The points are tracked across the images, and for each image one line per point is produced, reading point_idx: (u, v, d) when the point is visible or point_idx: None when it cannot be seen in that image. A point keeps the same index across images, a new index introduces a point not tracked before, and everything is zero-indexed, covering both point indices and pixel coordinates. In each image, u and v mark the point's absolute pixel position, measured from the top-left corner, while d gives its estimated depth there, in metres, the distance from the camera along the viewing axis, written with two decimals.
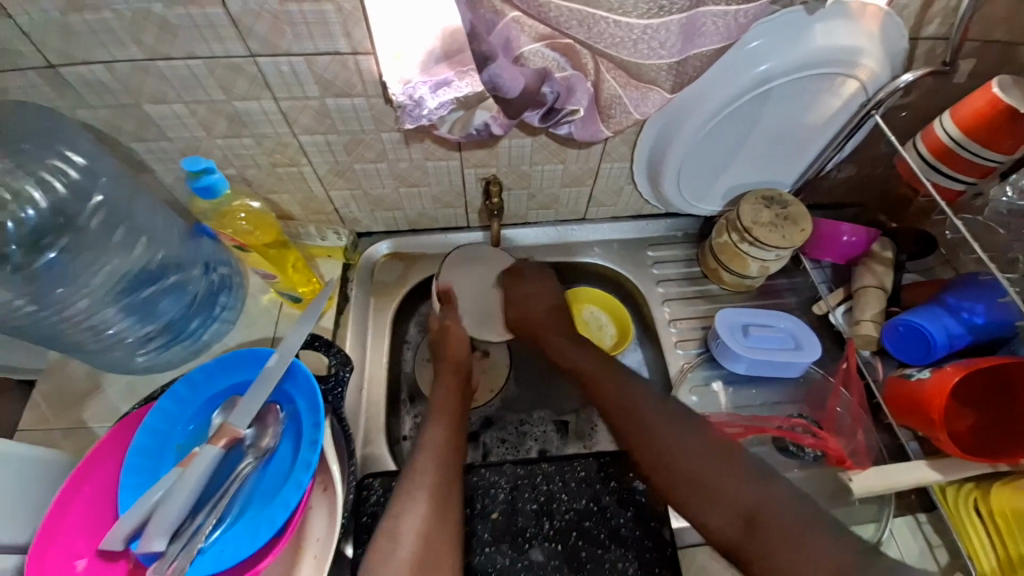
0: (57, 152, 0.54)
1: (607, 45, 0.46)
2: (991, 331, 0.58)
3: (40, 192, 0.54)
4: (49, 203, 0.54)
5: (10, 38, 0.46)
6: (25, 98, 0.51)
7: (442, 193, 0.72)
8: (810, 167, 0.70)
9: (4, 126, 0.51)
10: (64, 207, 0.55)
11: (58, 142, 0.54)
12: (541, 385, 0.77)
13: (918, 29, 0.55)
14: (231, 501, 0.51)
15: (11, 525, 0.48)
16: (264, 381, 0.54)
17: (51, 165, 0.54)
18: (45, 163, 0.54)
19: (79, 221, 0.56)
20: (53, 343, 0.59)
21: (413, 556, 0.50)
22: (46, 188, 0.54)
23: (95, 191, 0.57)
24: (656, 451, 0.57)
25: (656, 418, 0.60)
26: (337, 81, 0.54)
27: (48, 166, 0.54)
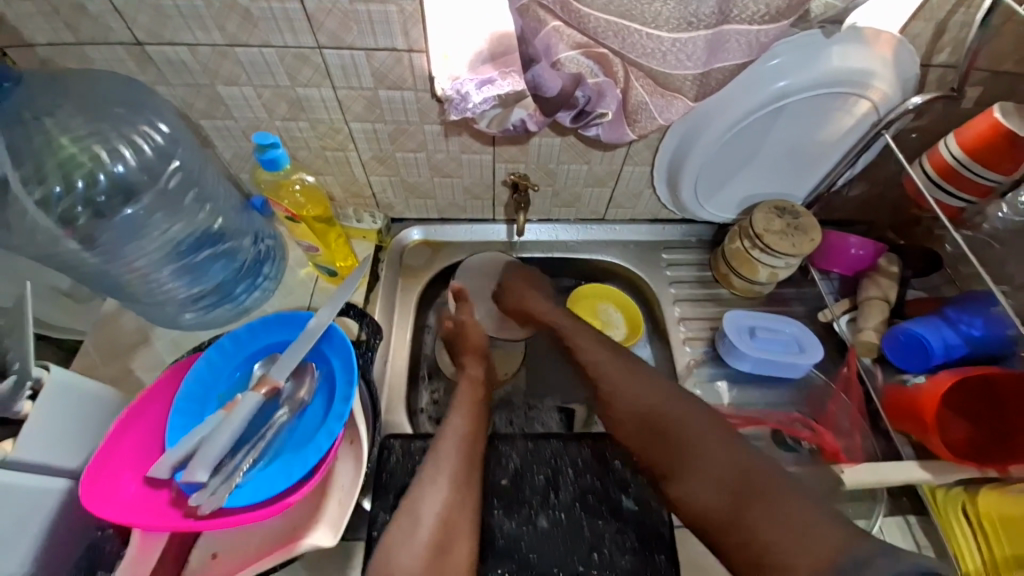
0: (147, 119, 0.61)
1: (638, 54, 0.51)
2: (990, 345, 0.61)
3: (129, 151, 0.60)
4: (138, 161, 0.61)
5: (106, 16, 0.52)
6: (116, 71, 0.58)
7: (473, 185, 0.77)
8: (822, 182, 0.74)
9: (98, 95, 0.58)
10: (149, 166, 0.61)
11: (143, 112, 0.60)
12: (545, 373, 0.81)
13: (930, 57, 0.59)
14: (266, 446, 0.56)
15: (69, 448, 0.52)
16: (305, 339, 0.59)
17: (141, 131, 0.60)
18: (136, 128, 0.60)
19: (157, 182, 0.62)
20: (116, 294, 0.66)
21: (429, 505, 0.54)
22: (136, 149, 0.60)
23: (175, 157, 0.63)
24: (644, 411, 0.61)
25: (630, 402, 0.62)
26: (391, 74, 0.59)
27: (138, 130, 0.60)
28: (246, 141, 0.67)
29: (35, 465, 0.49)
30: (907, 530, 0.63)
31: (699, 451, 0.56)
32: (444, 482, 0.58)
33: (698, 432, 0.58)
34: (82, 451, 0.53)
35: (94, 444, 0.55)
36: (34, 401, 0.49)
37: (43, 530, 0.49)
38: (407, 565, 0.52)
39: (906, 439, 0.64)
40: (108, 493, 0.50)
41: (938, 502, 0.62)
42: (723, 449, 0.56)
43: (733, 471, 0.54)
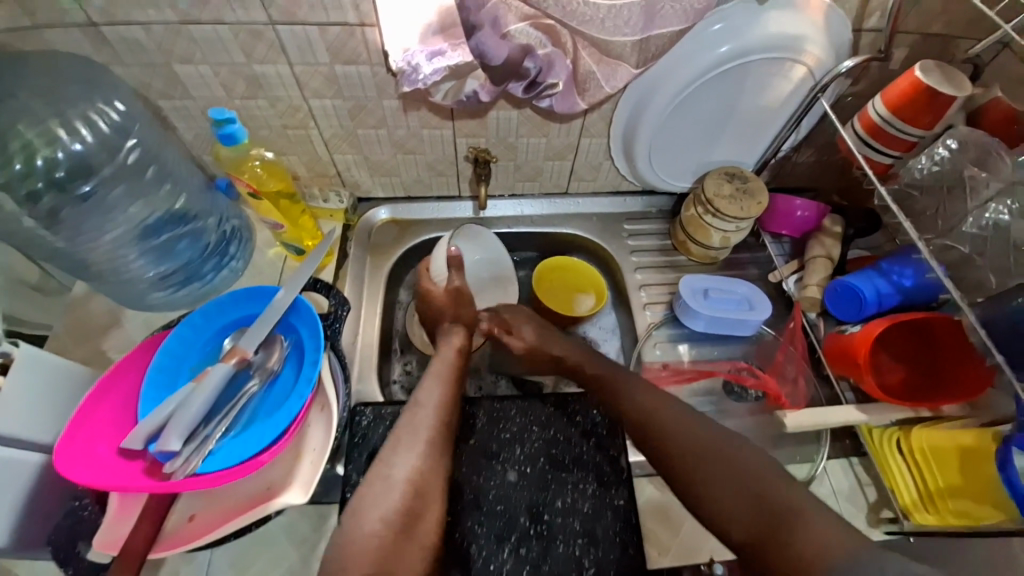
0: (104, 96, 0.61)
1: (579, 22, 0.54)
2: (919, 292, 0.66)
3: (86, 130, 0.61)
4: (95, 138, 0.62)
5: None
6: (70, 52, 0.58)
7: (436, 161, 0.79)
8: (769, 149, 0.78)
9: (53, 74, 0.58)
10: (107, 142, 0.63)
11: (100, 90, 0.61)
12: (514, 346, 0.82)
13: (860, 22, 0.63)
14: (239, 413, 0.57)
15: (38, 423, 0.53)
16: (271, 312, 0.61)
17: (97, 107, 0.61)
18: (92, 105, 0.61)
19: (115, 157, 0.64)
20: (82, 275, 0.67)
21: None
22: (91, 125, 0.61)
23: (133, 134, 0.64)
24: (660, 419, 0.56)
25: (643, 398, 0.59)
26: (345, 49, 0.61)
27: (95, 107, 0.61)
28: (207, 121, 0.68)
29: (11, 436, 0.50)
30: (849, 469, 0.67)
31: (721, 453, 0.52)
32: None
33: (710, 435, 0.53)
34: (52, 425, 0.54)
35: (66, 418, 0.56)
36: (3, 375, 0.50)
37: (16, 498, 0.50)
38: (375, 527, 0.51)
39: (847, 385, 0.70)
40: (84, 461, 0.51)
41: (875, 440, 0.66)
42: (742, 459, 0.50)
43: (763, 495, 0.47)
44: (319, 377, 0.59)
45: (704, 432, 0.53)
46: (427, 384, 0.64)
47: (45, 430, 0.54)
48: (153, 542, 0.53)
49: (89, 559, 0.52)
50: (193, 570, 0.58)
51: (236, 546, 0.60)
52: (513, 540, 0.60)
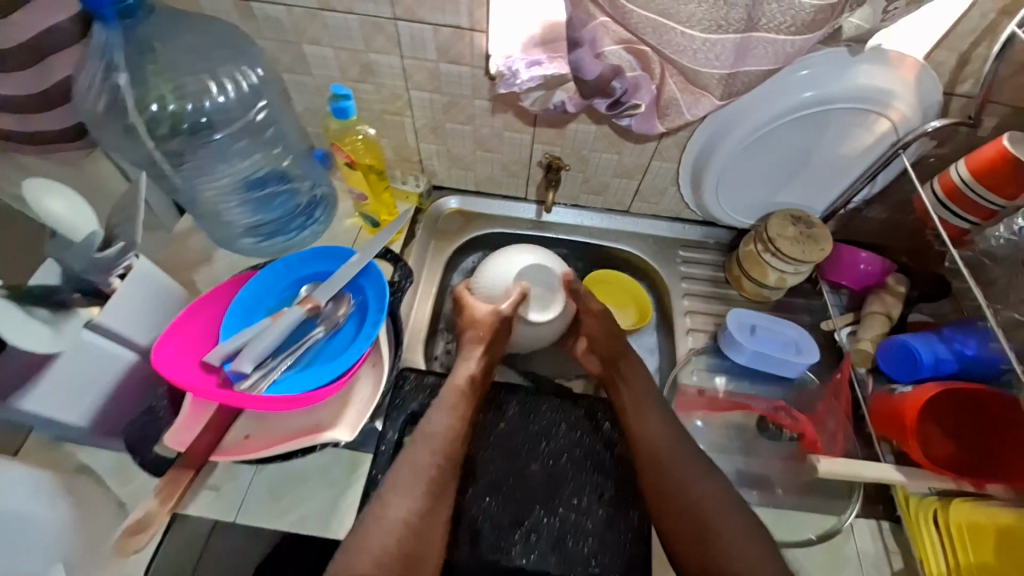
0: (244, 64, 0.69)
1: (673, 51, 0.57)
2: (980, 366, 0.64)
3: (231, 85, 0.69)
4: (237, 94, 0.70)
5: None
6: (223, 21, 0.67)
7: (511, 162, 0.84)
8: (839, 198, 0.78)
9: (205, 38, 0.67)
10: (242, 100, 0.71)
11: (243, 58, 0.69)
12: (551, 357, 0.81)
13: (953, 85, 0.63)
14: (303, 353, 0.64)
15: (140, 329, 0.60)
16: (346, 271, 0.67)
17: (236, 73, 0.69)
18: (235, 69, 0.69)
19: (247, 113, 0.72)
20: (193, 212, 0.78)
21: (440, 431, 0.62)
22: (229, 85, 0.69)
23: (262, 98, 0.73)
24: (676, 483, 0.61)
25: (665, 448, 0.63)
26: (452, 50, 0.68)
27: (236, 72, 0.69)
28: (320, 97, 0.76)
29: (121, 334, 0.57)
30: (878, 533, 0.65)
31: (728, 538, 0.57)
32: (446, 421, 0.63)
33: (724, 518, 0.58)
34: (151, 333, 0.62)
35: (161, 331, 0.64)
36: (122, 280, 0.56)
37: (110, 387, 0.57)
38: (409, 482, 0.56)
39: (888, 447, 0.68)
40: (173, 364, 0.59)
41: (910, 509, 0.63)
42: (743, 546, 0.56)
43: None
44: (376, 338, 0.65)
45: (734, 519, 0.58)
46: (441, 408, 0.64)
47: (147, 335, 0.61)
48: (215, 447, 0.60)
49: (158, 452, 0.60)
50: (236, 487, 0.64)
51: (275, 474, 0.65)
52: (526, 525, 0.62)
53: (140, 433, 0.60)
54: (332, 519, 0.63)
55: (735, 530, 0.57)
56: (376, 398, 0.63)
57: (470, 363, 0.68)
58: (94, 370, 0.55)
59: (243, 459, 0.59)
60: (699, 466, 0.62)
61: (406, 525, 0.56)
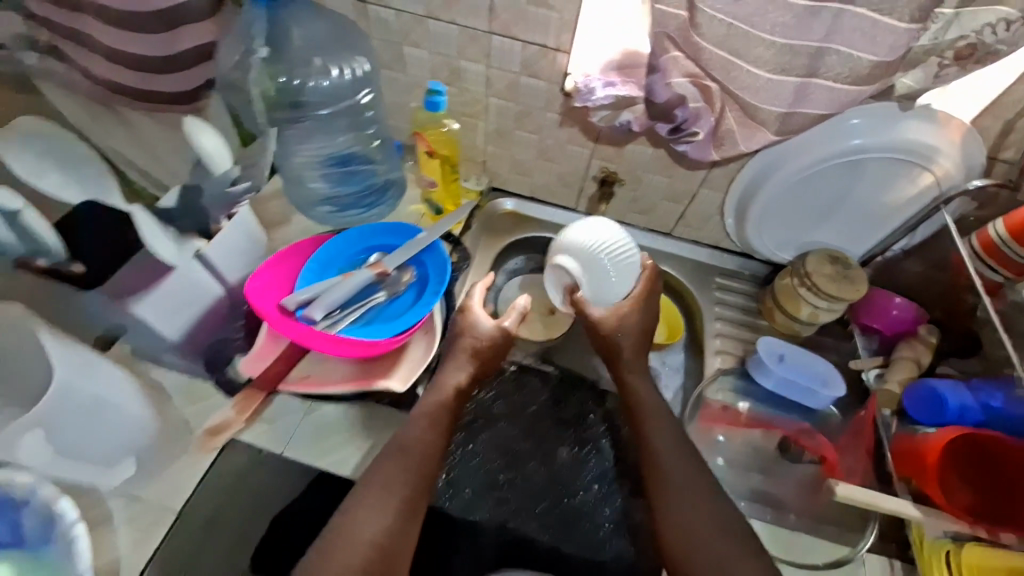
0: (357, 55, 0.79)
1: (739, 87, 0.64)
2: (1006, 420, 0.66)
3: (346, 71, 0.79)
4: (349, 79, 0.79)
5: None
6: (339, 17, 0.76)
7: (568, 173, 0.91)
8: (878, 245, 0.82)
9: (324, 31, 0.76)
10: (352, 86, 0.80)
11: (354, 51, 0.78)
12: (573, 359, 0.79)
13: (995, 150, 0.68)
14: (365, 312, 0.70)
15: (234, 266, 0.68)
16: (413, 246, 0.73)
17: (352, 61, 0.78)
18: (351, 59, 0.78)
19: (355, 96, 0.82)
20: (282, 175, 0.86)
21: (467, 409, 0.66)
22: (343, 71, 0.78)
23: (368, 87, 0.82)
24: (686, 503, 0.60)
25: (675, 466, 0.63)
26: (535, 65, 0.76)
27: (351, 61, 0.78)
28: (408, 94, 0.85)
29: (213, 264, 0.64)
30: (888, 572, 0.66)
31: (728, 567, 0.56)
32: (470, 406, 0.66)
33: (730, 545, 0.57)
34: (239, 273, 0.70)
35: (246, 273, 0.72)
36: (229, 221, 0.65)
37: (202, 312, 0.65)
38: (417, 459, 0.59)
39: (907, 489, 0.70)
40: (260, 299, 0.67)
41: (924, 551, 0.64)
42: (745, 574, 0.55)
43: None
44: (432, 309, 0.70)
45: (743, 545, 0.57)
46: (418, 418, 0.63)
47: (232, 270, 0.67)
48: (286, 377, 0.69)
49: (229, 373, 0.67)
50: (283, 424, 0.68)
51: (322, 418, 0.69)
52: (546, 503, 0.66)
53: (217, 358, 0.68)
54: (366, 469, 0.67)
55: (736, 556, 0.57)
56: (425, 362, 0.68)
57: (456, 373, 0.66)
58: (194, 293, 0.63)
59: (306, 393, 0.67)
60: (709, 487, 0.62)
61: (384, 528, 0.56)
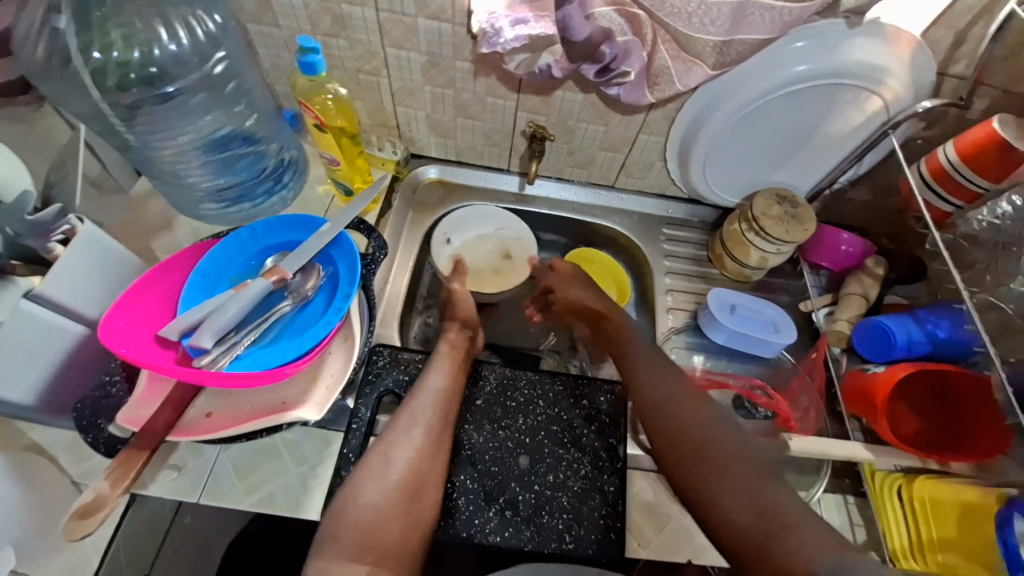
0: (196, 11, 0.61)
1: (667, 14, 0.57)
2: (951, 345, 0.66)
3: (183, 32, 0.61)
4: (189, 42, 0.62)
5: None
6: None
7: (493, 131, 0.80)
8: (824, 178, 0.79)
9: None
10: (200, 49, 0.63)
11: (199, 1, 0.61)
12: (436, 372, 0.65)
13: (944, 67, 0.64)
14: (269, 327, 0.62)
15: (86, 301, 0.56)
16: (314, 241, 0.63)
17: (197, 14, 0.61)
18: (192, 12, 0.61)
19: (204, 65, 0.64)
20: (147, 172, 0.70)
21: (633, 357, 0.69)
22: (189, 31, 0.61)
23: (220, 49, 0.65)
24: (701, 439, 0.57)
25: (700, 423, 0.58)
26: (433, 3, 0.62)
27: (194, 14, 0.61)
28: (288, 52, 0.71)
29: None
30: (844, 508, 0.66)
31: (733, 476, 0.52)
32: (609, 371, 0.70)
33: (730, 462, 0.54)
34: (98, 302, 0.57)
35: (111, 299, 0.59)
36: (64, 245, 0.53)
37: (52, 362, 0.54)
38: (374, 448, 0.57)
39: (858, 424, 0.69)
40: (125, 337, 0.55)
41: (876, 484, 0.64)
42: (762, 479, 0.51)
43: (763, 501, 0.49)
44: (347, 312, 0.62)
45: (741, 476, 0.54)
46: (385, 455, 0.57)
47: (22, 392, 0.53)
48: (194, 412, 0.59)
49: (110, 431, 0.56)
50: (197, 468, 0.61)
51: (242, 449, 0.63)
52: (501, 503, 0.62)
53: (94, 407, 0.57)
54: (302, 498, 0.61)
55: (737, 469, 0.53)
56: (349, 370, 0.61)
57: (403, 416, 0.60)
58: (34, 341, 0.52)
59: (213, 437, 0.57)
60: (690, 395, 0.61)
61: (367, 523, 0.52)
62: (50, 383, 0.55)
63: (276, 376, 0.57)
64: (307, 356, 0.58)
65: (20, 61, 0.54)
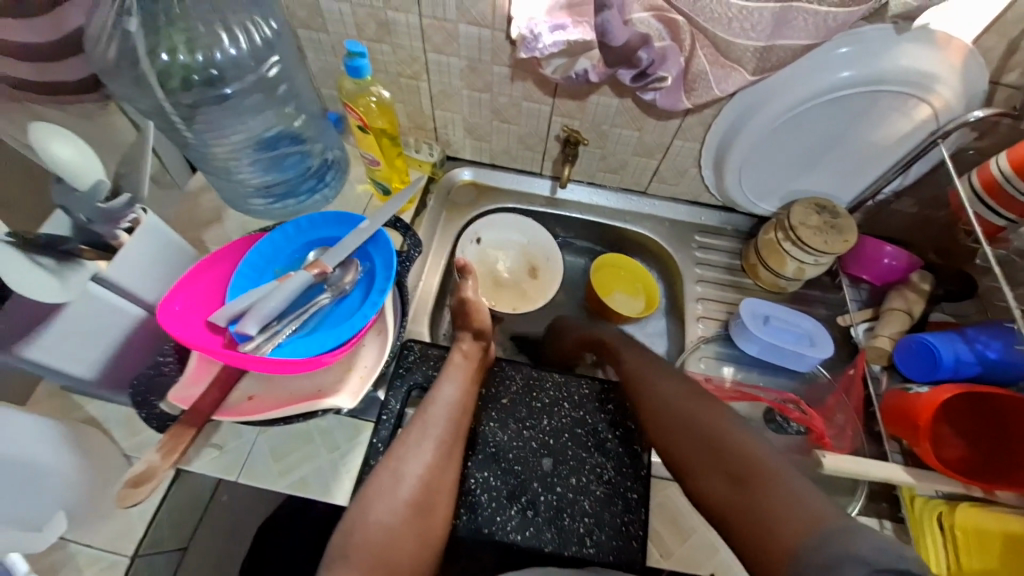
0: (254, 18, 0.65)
1: (706, 19, 0.56)
2: (1001, 367, 0.62)
3: (241, 37, 0.65)
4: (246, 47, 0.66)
5: None
6: None
7: (527, 135, 0.81)
8: (868, 188, 0.76)
9: None
10: (255, 54, 0.67)
11: (256, 8, 0.66)
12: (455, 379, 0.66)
13: (999, 75, 0.61)
14: (309, 317, 0.64)
15: (144, 285, 0.60)
16: (354, 237, 0.66)
17: (253, 21, 0.65)
18: (249, 18, 0.65)
19: (259, 68, 0.68)
20: (202, 168, 0.75)
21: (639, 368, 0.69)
22: (247, 35, 0.65)
23: (274, 53, 0.69)
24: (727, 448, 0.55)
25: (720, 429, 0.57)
26: (474, 9, 0.64)
27: (251, 20, 0.65)
28: (335, 57, 0.74)
29: (52, 365, 0.54)
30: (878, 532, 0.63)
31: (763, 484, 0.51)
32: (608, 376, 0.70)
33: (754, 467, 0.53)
34: (154, 287, 0.61)
35: (166, 285, 0.63)
36: (128, 234, 0.57)
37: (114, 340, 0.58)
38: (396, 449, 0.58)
39: (898, 446, 0.66)
40: (178, 321, 0.59)
41: (915, 509, 0.61)
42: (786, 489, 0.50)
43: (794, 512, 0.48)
44: (382, 306, 0.64)
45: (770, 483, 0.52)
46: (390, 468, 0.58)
47: (86, 366, 0.57)
48: (237, 395, 0.62)
49: (162, 408, 0.60)
50: (237, 447, 0.65)
51: (279, 432, 0.66)
52: (522, 502, 0.62)
53: (147, 385, 0.61)
54: (332, 483, 0.64)
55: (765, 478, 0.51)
56: (382, 363, 0.63)
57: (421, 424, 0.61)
58: (98, 320, 0.56)
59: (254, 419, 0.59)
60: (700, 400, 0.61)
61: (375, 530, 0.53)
62: (110, 361, 0.59)
63: (314, 365, 0.59)
64: (343, 347, 0.60)
65: (95, 61, 0.59)
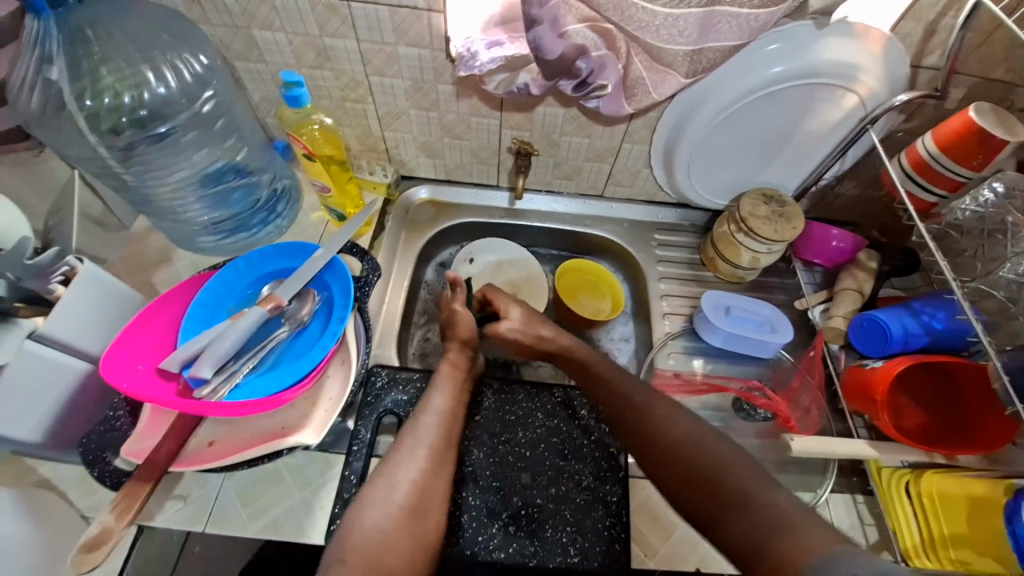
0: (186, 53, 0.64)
1: (636, 27, 0.57)
2: (947, 336, 0.65)
3: (171, 75, 0.64)
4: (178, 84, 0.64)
5: None
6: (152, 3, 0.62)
7: (480, 149, 0.81)
8: (809, 175, 0.79)
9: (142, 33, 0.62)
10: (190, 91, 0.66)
11: (187, 44, 0.64)
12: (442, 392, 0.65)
13: (918, 59, 0.64)
14: (267, 354, 0.63)
15: (87, 338, 0.57)
16: (308, 267, 0.65)
17: (182, 57, 0.64)
18: (179, 55, 0.64)
19: (192, 104, 0.67)
20: (146, 209, 0.73)
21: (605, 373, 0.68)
22: (176, 73, 0.64)
23: (209, 89, 0.67)
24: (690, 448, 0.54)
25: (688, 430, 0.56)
26: (411, 31, 0.64)
27: (181, 57, 0.64)
28: (276, 86, 0.73)
29: None
30: (853, 506, 0.64)
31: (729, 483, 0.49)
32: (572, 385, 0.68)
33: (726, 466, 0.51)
34: (99, 338, 0.59)
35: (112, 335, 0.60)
36: (64, 286, 0.54)
37: (57, 399, 0.55)
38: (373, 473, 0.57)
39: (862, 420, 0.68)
40: (126, 372, 0.56)
41: (884, 480, 0.63)
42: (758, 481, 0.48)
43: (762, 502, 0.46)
44: (342, 335, 0.63)
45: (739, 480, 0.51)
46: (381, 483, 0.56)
47: (29, 430, 0.54)
48: (195, 443, 0.60)
49: (116, 465, 0.58)
50: (201, 496, 0.62)
51: (245, 474, 0.63)
52: (504, 518, 0.62)
53: (98, 442, 0.58)
54: (306, 521, 0.62)
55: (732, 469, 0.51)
56: (346, 394, 0.62)
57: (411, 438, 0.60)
58: (38, 380, 0.53)
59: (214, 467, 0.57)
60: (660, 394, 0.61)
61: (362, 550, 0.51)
62: (56, 422, 0.56)
63: (274, 403, 0.57)
64: (303, 384, 0.59)
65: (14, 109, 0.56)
